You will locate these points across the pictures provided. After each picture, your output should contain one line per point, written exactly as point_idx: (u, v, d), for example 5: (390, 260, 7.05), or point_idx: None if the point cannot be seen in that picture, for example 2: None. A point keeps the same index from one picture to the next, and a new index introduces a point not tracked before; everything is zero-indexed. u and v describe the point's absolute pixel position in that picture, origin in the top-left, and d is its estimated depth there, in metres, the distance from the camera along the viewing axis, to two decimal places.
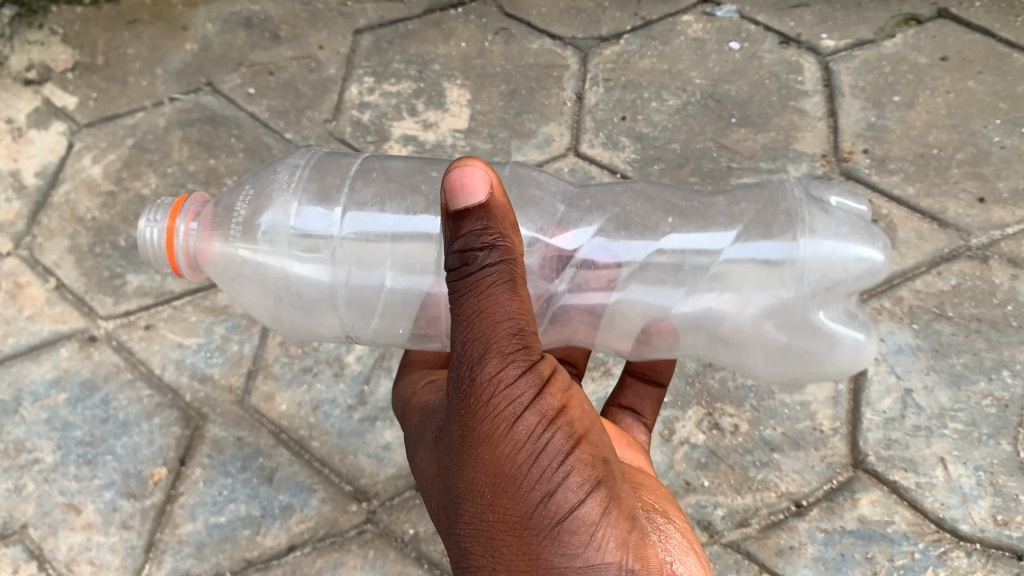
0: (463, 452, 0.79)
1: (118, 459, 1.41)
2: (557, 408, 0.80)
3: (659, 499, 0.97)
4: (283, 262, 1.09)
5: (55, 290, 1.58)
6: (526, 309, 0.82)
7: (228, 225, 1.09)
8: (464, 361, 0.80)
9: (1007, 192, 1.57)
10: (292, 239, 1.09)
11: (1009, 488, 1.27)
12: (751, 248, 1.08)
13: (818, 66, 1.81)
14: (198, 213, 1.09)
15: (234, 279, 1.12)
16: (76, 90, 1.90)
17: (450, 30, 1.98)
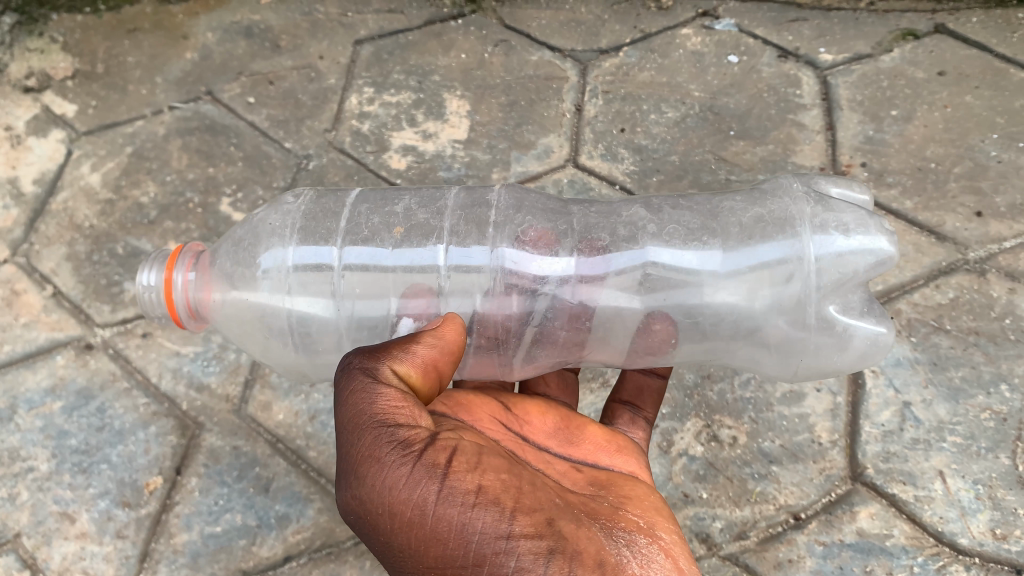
0: (396, 565, 0.79)
1: (114, 467, 1.40)
2: (472, 488, 0.79)
3: (646, 511, 0.95)
4: (276, 299, 1.14)
5: (53, 298, 1.58)
6: (395, 405, 0.85)
7: (225, 268, 1.16)
8: (351, 483, 0.81)
9: (1005, 206, 1.57)
10: (279, 278, 1.14)
11: (1008, 502, 1.26)
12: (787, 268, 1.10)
13: (816, 80, 1.82)
14: (197, 264, 1.17)
15: (233, 325, 1.17)
16: (76, 98, 1.90)
17: (450, 41, 1.99)
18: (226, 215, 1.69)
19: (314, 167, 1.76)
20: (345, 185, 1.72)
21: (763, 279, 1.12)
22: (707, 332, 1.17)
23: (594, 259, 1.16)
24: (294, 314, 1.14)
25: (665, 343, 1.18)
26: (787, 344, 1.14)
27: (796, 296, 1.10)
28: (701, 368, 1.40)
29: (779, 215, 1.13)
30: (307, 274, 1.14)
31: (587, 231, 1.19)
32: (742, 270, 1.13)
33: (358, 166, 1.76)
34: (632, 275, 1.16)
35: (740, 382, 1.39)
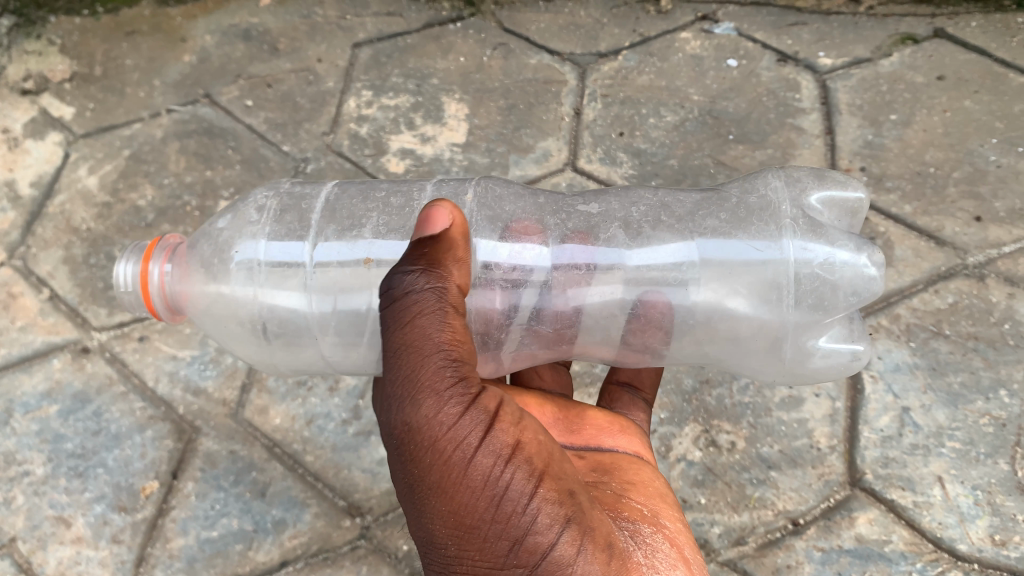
0: (417, 503, 0.78)
1: (110, 471, 1.39)
2: (510, 443, 0.79)
3: (650, 500, 0.95)
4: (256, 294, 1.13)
5: (49, 301, 1.57)
6: (457, 339, 0.83)
7: (204, 262, 1.13)
8: (400, 406, 0.79)
9: (1004, 212, 1.57)
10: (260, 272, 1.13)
11: (1007, 508, 1.26)
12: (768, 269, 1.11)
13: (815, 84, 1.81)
14: (174, 256, 1.14)
15: (212, 319, 1.15)
16: (74, 101, 1.89)
17: (449, 44, 1.99)
18: None
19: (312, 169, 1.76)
20: None
21: (749, 281, 1.12)
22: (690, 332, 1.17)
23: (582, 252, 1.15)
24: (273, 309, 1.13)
25: (647, 343, 1.18)
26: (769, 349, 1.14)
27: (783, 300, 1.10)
28: (700, 373, 1.40)
29: (767, 218, 1.13)
30: (283, 269, 1.13)
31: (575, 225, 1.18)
32: (728, 269, 1.13)
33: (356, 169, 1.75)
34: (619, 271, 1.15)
35: (738, 387, 1.39)
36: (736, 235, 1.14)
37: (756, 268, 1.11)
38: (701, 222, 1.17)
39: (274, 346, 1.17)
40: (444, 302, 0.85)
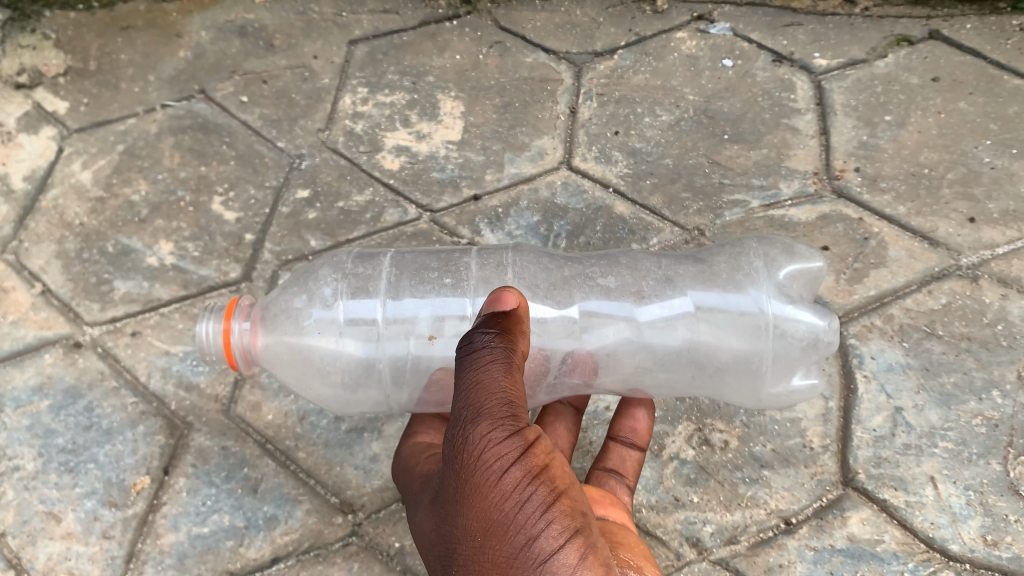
0: (460, 504, 0.83)
1: (101, 467, 1.38)
2: (541, 465, 0.83)
3: (638, 558, 0.99)
4: (327, 342, 1.20)
5: (41, 295, 1.57)
6: (519, 385, 0.88)
7: (275, 317, 1.20)
8: (461, 426, 0.85)
9: (998, 213, 1.57)
10: (323, 326, 1.20)
11: (999, 508, 1.26)
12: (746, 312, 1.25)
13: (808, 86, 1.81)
14: (248, 313, 1.20)
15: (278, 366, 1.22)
16: (67, 96, 1.89)
17: (445, 42, 1.99)
18: (218, 214, 1.69)
19: (307, 166, 1.76)
20: (338, 186, 1.73)
21: (740, 329, 1.26)
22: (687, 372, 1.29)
23: (605, 310, 1.27)
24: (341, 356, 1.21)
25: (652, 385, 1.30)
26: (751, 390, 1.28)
27: (769, 347, 1.25)
28: None
29: (745, 260, 1.29)
30: (354, 321, 1.22)
31: (599, 282, 1.30)
32: (724, 322, 1.26)
33: (352, 166, 1.76)
34: (633, 331, 1.26)
35: None
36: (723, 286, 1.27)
37: (744, 322, 1.25)
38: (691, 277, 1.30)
39: (331, 393, 1.25)
40: (511, 357, 0.90)
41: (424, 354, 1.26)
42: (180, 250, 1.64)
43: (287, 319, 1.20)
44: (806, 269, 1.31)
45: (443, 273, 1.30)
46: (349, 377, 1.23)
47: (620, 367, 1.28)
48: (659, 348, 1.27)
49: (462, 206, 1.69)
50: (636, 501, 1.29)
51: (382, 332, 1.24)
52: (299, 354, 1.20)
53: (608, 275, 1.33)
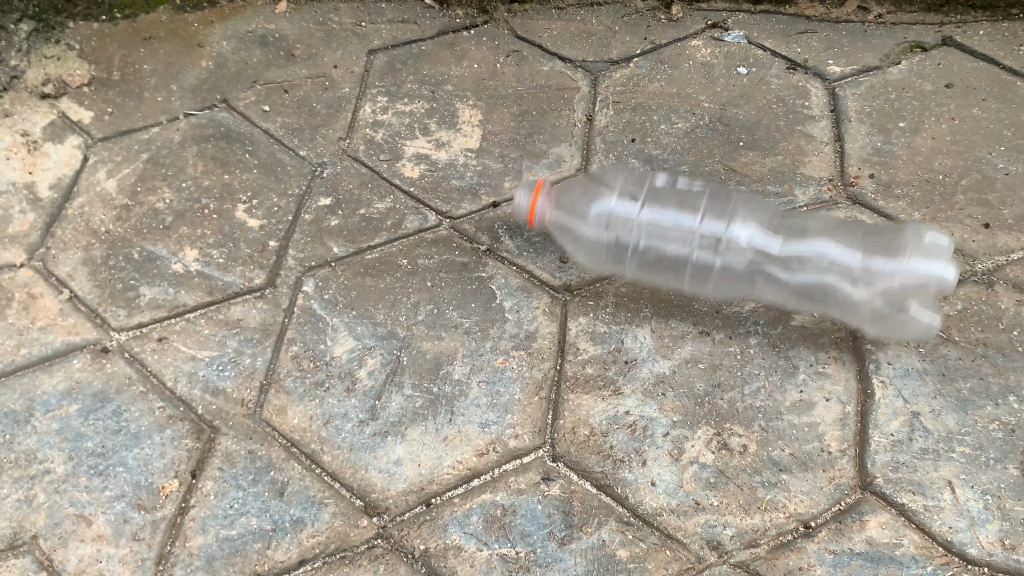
0: None
1: (129, 470, 1.40)
2: None
3: None
4: (586, 227, 1.60)
5: (69, 301, 1.60)
6: None
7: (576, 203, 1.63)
8: None
9: (1012, 219, 1.59)
10: (603, 216, 1.60)
11: (1017, 512, 1.27)
12: (840, 262, 1.51)
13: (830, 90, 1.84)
14: (549, 194, 1.59)
15: (563, 232, 1.62)
16: (92, 105, 1.92)
17: (462, 51, 2.02)
18: (242, 222, 1.72)
19: (328, 174, 1.79)
20: (359, 194, 1.76)
21: (884, 247, 1.52)
22: (806, 287, 1.52)
23: (691, 225, 1.58)
24: (569, 226, 1.61)
25: (766, 288, 1.53)
26: (877, 314, 1.47)
27: (882, 280, 1.47)
28: (712, 377, 1.44)
29: (862, 226, 1.59)
30: (604, 218, 1.59)
31: (703, 202, 1.64)
32: (868, 250, 1.52)
33: (373, 174, 1.79)
34: (709, 235, 1.57)
35: (750, 391, 1.42)
36: (825, 234, 1.57)
37: (891, 255, 1.50)
38: (805, 225, 1.60)
39: (602, 253, 1.60)
40: None
41: (601, 234, 1.60)
42: (205, 256, 1.67)
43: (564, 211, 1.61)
44: (929, 250, 1.47)
45: (628, 186, 1.67)
46: (620, 252, 1.59)
47: (734, 275, 1.54)
48: (781, 270, 1.52)
49: (482, 214, 1.72)
50: (657, 504, 1.32)
51: (650, 222, 1.59)
52: (575, 222, 1.61)
53: (709, 196, 1.66)
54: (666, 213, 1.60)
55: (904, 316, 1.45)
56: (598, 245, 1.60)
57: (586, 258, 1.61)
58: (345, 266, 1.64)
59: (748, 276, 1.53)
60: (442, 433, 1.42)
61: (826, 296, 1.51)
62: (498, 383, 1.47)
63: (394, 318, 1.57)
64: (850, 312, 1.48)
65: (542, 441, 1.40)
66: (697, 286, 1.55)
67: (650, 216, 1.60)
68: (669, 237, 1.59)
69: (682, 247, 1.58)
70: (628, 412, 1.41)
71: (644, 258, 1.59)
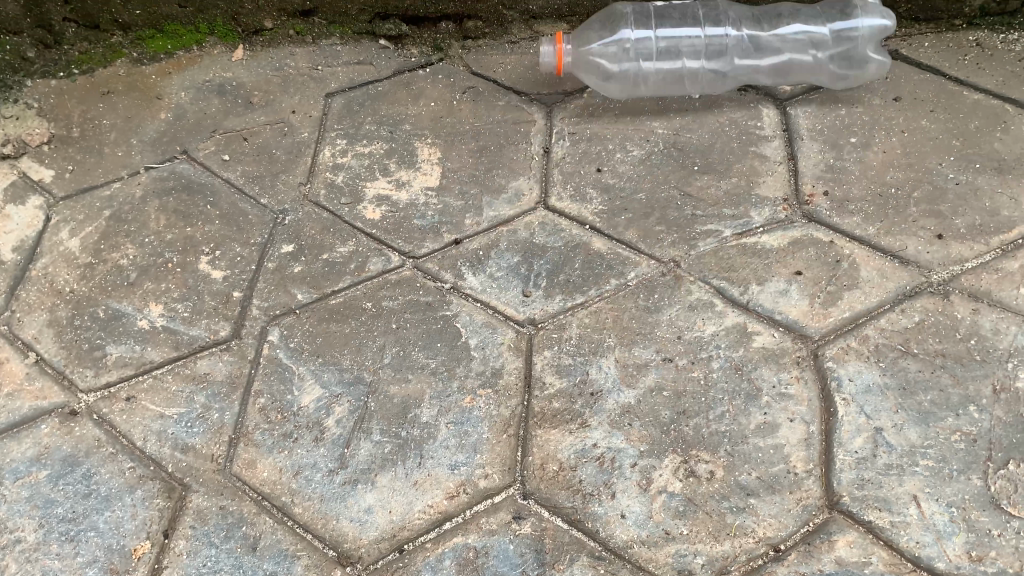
0: None
1: (101, 534, 1.40)
2: None
3: None
4: (610, 61, 1.94)
5: (35, 365, 1.60)
6: None
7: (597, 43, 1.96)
8: None
9: (964, 228, 1.62)
10: (627, 40, 1.95)
11: (982, 523, 1.28)
12: (830, 45, 1.92)
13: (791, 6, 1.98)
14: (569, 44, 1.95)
15: (590, 73, 1.94)
16: (52, 163, 1.92)
17: (419, 90, 2.04)
18: (205, 273, 1.72)
19: (290, 221, 1.80)
20: (322, 239, 1.76)
21: (837, 12, 1.93)
22: (780, 51, 1.95)
23: (692, 35, 1.96)
24: (598, 66, 1.94)
25: (758, 71, 1.93)
26: (838, 68, 1.90)
27: (841, 39, 1.91)
28: (677, 405, 1.45)
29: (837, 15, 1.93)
30: (621, 51, 1.94)
31: (698, 9, 1.97)
32: (819, 13, 1.95)
33: (334, 218, 1.79)
34: (710, 41, 1.95)
35: (715, 416, 1.42)
36: (818, 25, 1.94)
37: (844, 16, 1.92)
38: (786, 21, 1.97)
39: (626, 78, 1.94)
40: None
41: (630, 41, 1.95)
42: (170, 311, 1.67)
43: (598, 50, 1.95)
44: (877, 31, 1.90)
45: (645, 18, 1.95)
46: (643, 76, 1.95)
47: (730, 66, 1.94)
48: (761, 61, 1.95)
49: (444, 251, 1.72)
50: (628, 536, 1.32)
51: (667, 33, 1.96)
52: (600, 61, 1.94)
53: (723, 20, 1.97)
54: (670, 30, 1.96)
55: (856, 72, 1.89)
56: (625, 77, 1.94)
57: (609, 87, 1.93)
58: (309, 312, 1.64)
59: (748, 70, 1.94)
60: (411, 477, 1.42)
61: (799, 74, 1.93)
62: (466, 423, 1.47)
63: (360, 363, 1.56)
64: (816, 72, 1.91)
65: (513, 479, 1.40)
66: (710, 88, 1.93)
67: (664, 31, 1.96)
68: (675, 57, 1.96)
69: (683, 64, 1.96)
70: (596, 444, 1.42)
71: (659, 78, 1.95)
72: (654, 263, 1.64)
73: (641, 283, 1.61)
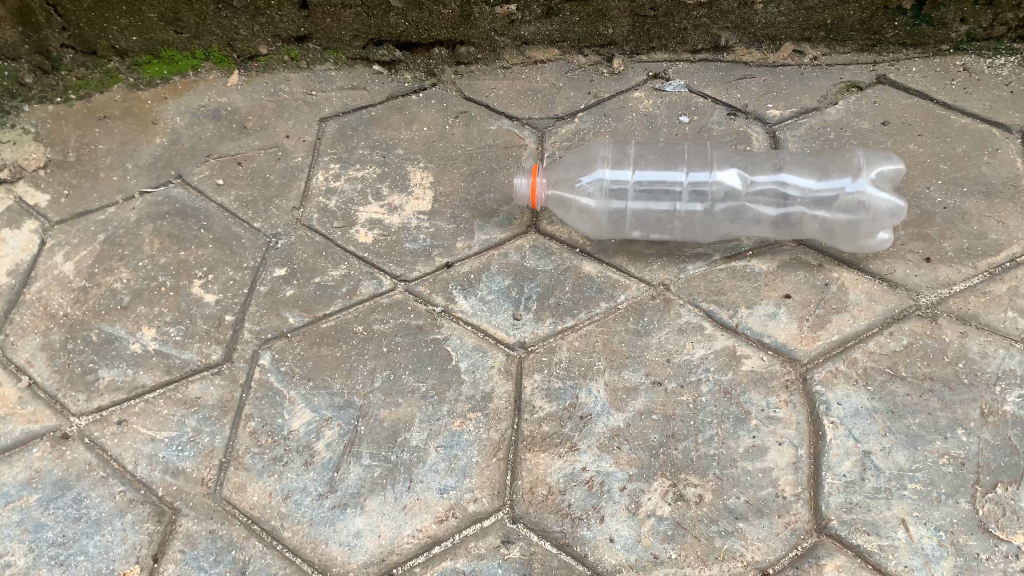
0: None
1: (90, 558, 1.38)
2: None
3: None
4: (588, 196, 1.73)
5: (28, 389, 1.60)
6: None
7: (575, 177, 1.76)
8: None
9: (952, 251, 1.63)
10: (607, 177, 1.75)
11: (970, 547, 1.27)
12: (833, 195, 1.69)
13: (791, 162, 1.80)
14: (545, 177, 1.76)
15: (562, 203, 1.75)
16: (48, 187, 1.93)
17: (412, 114, 2.06)
18: (197, 297, 1.73)
19: (283, 245, 1.81)
20: (314, 263, 1.77)
21: (839, 173, 1.73)
22: (774, 203, 1.73)
23: (679, 179, 1.76)
24: (573, 202, 1.74)
25: (751, 223, 1.72)
26: (836, 227, 1.67)
27: (842, 196, 1.68)
28: (666, 428, 1.45)
29: (841, 167, 1.74)
30: (599, 187, 1.74)
31: (688, 157, 1.82)
32: (822, 172, 1.74)
33: (327, 242, 1.81)
34: (697, 185, 1.74)
35: (704, 439, 1.43)
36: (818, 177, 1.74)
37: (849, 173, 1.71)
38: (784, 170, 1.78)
39: (604, 219, 1.74)
40: None
41: (611, 181, 1.75)
42: (163, 335, 1.67)
43: (574, 184, 1.75)
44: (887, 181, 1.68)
45: (627, 161, 1.81)
46: (620, 214, 1.74)
47: (720, 217, 1.73)
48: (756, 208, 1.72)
49: (435, 274, 1.73)
50: (616, 561, 1.31)
51: (649, 175, 1.77)
52: (573, 193, 1.74)
53: (715, 166, 1.79)
54: (654, 173, 1.78)
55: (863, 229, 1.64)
56: (599, 216, 1.73)
57: (586, 227, 1.74)
58: (301, 335, 1.65)
59: (739, 220, 1.72)
60: (401, 502, 1.42)
61: (798, 230, 1.70)
62: (456, 447, 1.47)
63: (350, 386, 1.56)
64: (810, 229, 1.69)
65: (502, 503, 1.40)
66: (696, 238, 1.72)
67: (647, 173, 1.78)
68: (660, 197, 1.75)
69: (667, 206, 1.74)
70: (585, 468, 1.42)
71: (638, 217, 1.74)
72: (643, 286, 1.65)
73: (631, 306, 1.62)
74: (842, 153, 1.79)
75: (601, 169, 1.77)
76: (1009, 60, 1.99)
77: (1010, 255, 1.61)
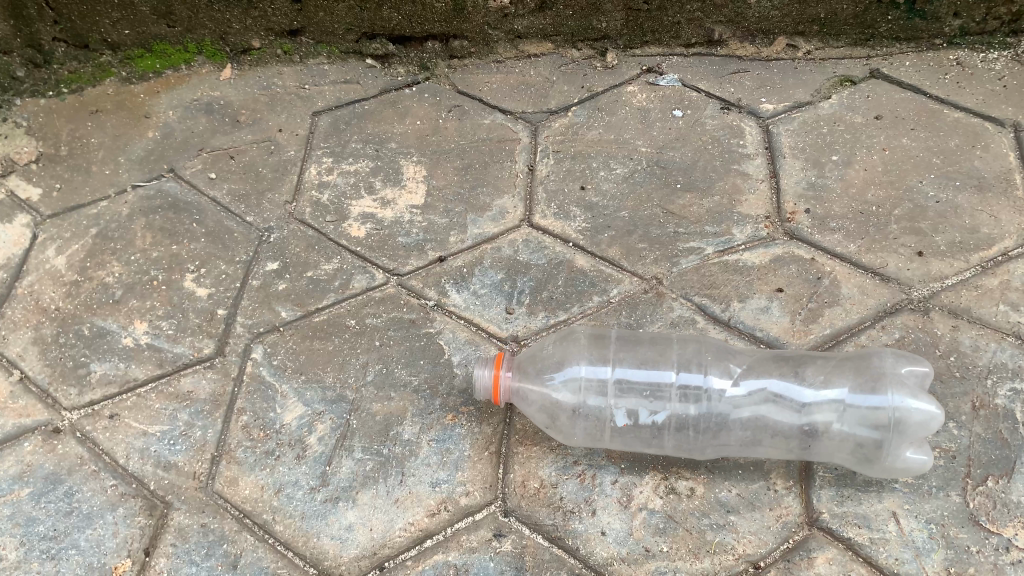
0: None
1: (82, 552, 1.38)
2: None
3: None
4: (556, 393, 1.40)
5: (19, 383, 1.59)
6: None
7: (543, 368, 1.43)
8: None
9: (945, 245, 1.63)
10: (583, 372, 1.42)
11: (961, 540, 1.28)
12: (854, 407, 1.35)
13: (808, 360, 1.47)
14: (510, 366, 1.44)
15: (529, 399, 1.42)
16: (40, 181, 1.92)
17: (405, 108, 2.06)
18: (190, 291, 1.72)
19: (275, 239, 1.80)
20: (306, 257, 1.77)
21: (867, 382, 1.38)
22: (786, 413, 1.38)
23: (667, 380, 1.42)
24: (538, 400, 1.41)
25: (752, 435, 1.38)
26: (860, 450, 1.33)
27: (868, 413, 1.33)
28: None
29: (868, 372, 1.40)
30: (571, 382, 1.40)
31: (682, 347, 1.49)
32: (846, 376, 1.40)
33: (319, 236, 1.80)
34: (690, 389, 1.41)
35: None
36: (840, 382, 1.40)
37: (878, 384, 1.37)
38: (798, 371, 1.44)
39: (576, 421, 1.40)
40: None
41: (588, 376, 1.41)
42: (155, 329, 1.67)
43: (542, 377, 1.42)
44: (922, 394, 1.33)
45: (608, 350, 1.47)
46: (597, 417, 1.39)
47: (714, 426, 1.39)
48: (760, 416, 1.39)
49: (428, 268, 1.73)
50: (608, 554, 1.31)
51: (634, 372, 1.44)
52: (540, 388, 1.41)
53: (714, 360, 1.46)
54: (642, 369, 1.44)
55: (887, 456, 1.31)
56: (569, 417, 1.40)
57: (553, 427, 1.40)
58: (293, 329, 1.65)
59: (737, 430, 1.38)
60: (393, 495, 1.41)
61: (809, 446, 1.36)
62: (448, 441, 1.47)
63: (342, 380, 1.56)
64: (832, 449, 1.35)
65: (494, 496, 1.40)
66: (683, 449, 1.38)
67: (631, 370, 1.44)
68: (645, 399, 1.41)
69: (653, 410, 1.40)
70: (577, 462, 1.42)
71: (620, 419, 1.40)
72: (635, 281, 1.65)
73: (623, 300, 1.61)
74: (870, 353, 1.45)
75: (578, 360, 1.43)
76: (1002, 55, 1.99)
77: (1003, 248, 1.62)
